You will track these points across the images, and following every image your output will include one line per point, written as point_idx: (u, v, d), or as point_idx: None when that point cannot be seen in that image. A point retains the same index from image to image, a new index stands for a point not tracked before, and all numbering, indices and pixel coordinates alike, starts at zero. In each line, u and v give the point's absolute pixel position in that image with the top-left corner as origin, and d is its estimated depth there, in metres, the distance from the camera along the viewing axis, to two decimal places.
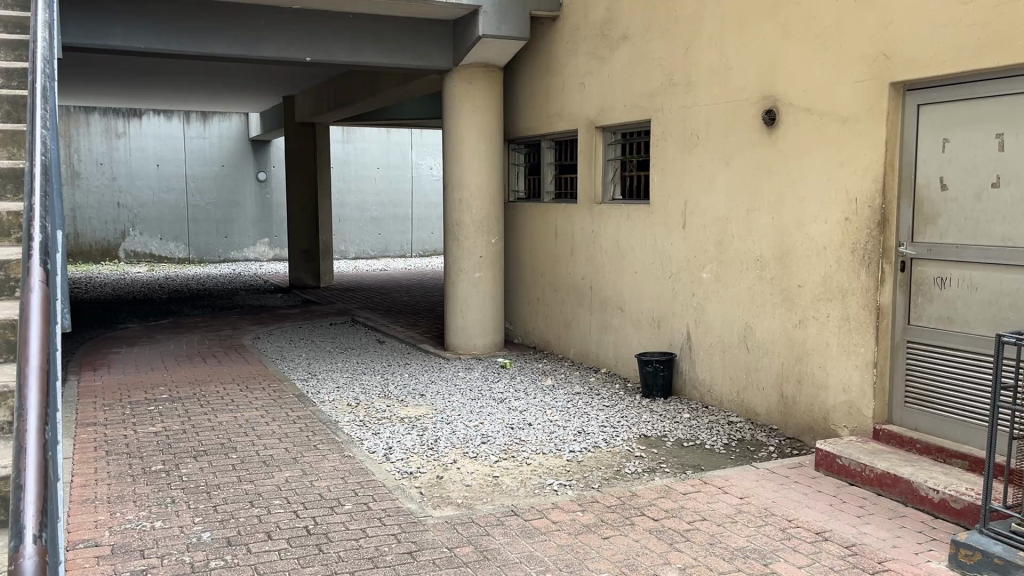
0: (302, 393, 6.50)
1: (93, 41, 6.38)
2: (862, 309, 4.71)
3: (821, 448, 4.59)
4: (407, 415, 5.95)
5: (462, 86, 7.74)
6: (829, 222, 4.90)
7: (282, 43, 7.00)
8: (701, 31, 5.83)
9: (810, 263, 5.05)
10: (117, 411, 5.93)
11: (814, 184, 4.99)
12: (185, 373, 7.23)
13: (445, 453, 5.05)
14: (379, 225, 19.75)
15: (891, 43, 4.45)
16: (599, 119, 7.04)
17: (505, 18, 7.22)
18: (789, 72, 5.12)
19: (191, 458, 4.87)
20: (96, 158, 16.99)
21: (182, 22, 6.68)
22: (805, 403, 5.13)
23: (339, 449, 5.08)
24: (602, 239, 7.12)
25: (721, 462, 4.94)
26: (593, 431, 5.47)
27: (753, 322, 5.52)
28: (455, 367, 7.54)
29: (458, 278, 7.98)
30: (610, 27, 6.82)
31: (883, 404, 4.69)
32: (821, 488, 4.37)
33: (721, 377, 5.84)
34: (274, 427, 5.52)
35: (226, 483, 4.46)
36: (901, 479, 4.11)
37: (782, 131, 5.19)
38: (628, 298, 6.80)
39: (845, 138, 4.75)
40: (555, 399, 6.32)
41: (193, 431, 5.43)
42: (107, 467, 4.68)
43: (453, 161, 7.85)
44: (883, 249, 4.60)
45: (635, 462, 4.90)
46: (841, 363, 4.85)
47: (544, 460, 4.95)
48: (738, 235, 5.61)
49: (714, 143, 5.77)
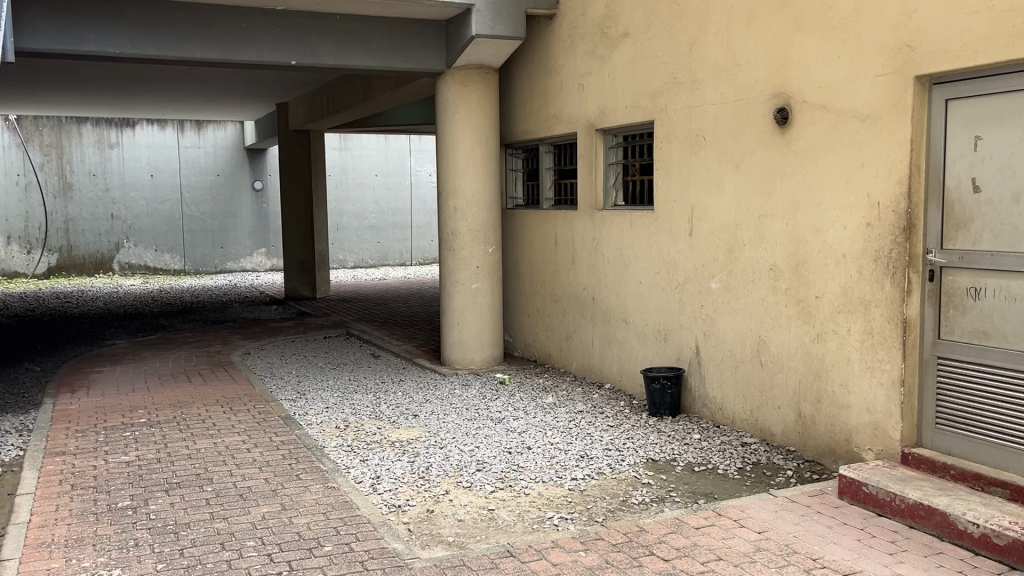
0: (288, 416, 6.14)
1: (64, 45, 6.03)
2: (886, 323, 4.34)
3: (844, 475, 4.21)
4: (398, 438, 5.58)
5: (456, 90, 7.38)
6: (849, 228, 4.53)
7: (266, 47, 6.64)
8: (706, 25, 5.46)
9: (828, 273, 4.68)
10: (89, 438, 5.56)
11: (830, 188, 4.62)
12: (168, 394, 6.86)
13: (437, 483, 4.67)
14: (378, 233, 19.39)
15: (915, 33, 4.09)
16: (599, 121, 6.68)
17: (500, 17, 6.87)
18: (802, 67, 4.76)
19: (162, 492, 4.50)
20: (88, 169, 16.68)
21: (159, 25, 6.32)
22: (826, 424, 4.74)
23: (322, 479, 4.71)
24: (605, 248, 6.74)
25: (735, 489, 4.56)
26: (597, 456, 5.10)
27: (768, 335, 5.14)
28: (450, 384, 7.17)
29: (454, 290, 7.62)
30: (609, 24, 6.46)
31: (912, 426, 4.31)
32: (847, 520, 3.98)
33: (734, 394, 5.46)
34: (255, 455, 5.15)
35: (197, 522, 4.09)
36: (936, 510, 3.73)
37: (796, 130, 4.82)
38: (632, 310, 6.43)
39: (867, 137, 4.38)
40: (556, 419, 5.95)
41: (168, 460, 5.07)
42: (69, 505, 4.31)
43: (448, 167, 7.49)
44: (909, 257, 4.23)
45: (643, 491, 4.52)
46: (864, 380, 4.48)
47: (543, 490, 4.57)
48: (750, 242, 5.24)
49: (722, 144, 5.40)
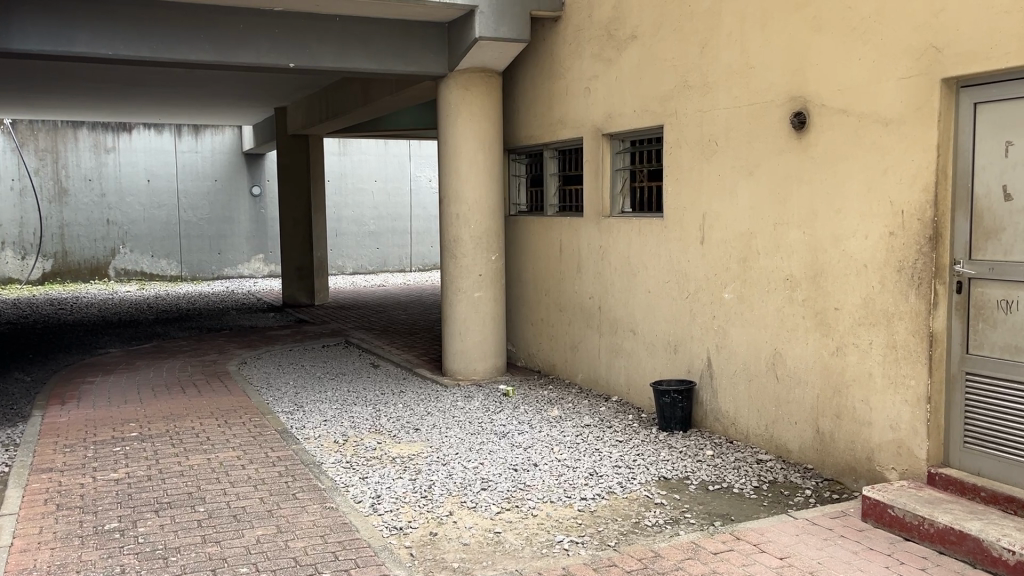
0: (285, 429, 5.93)
1: (55, 46, 5.84)
2: (911, 336, 4.14)
3: (868, 496, 4.01)
4: (398, 454, 5.37)
5: (459, 93, 7.19)
6: (871, 236, 4.33)
7: (264, 49, 6.45)
8: (719, 27, 5.28)
9: (848, 283, 4.48)
10: (78, 454, 5.36)
11: (851, 196, 4.43)
12: (161, 406, 6.65)
13: (439, 503, 4.46)
14: (377, 238, 19.20)
15: (942, 33, 3.90)
16: (606, 126, 6.49)
17: (504, 18, 6.68)
18: (820, 69, 4.57)
19: (152, 513, 4.29)
20: (84, 174, 16.48)
21: (153, 27, 6.13)
22: (846, 441, 4.55)
23: (320, 499, 4.51)
24: (611, 256, 6.56)
25: (753, 510, 4.36)
26: (606, 474, 4.89)
27: (784, 348, 4.95)
28: (453, 396, 6.96)
29: (456, 298, 7.42)
30: (617, 25, 6.28)
31: (938, 444, 4.12)
32: (874, 545, 3.78)
33: (748, 408, 5.26)
34: (250, 473, 4.94)
35: (188, 546, 3.88)
36: (968, 536, 3.54)
37: (814, 135, 4.63)
38: (641, 321, 6.23)
39: (890, 143, 4.19)
40: (562, 433, 5.74)
41: (159, 478, 4.86)
42: (54, 527, 4.11)
43: (451, 173, 7.30)
44: (936, 268, 4.03)
45: (656, 512, 4.32)
46: (887, 397, 4.29)
47: (552, 511, 4.37)
48: (765, 250, 5.04)
49: (736, 150, 5.21)
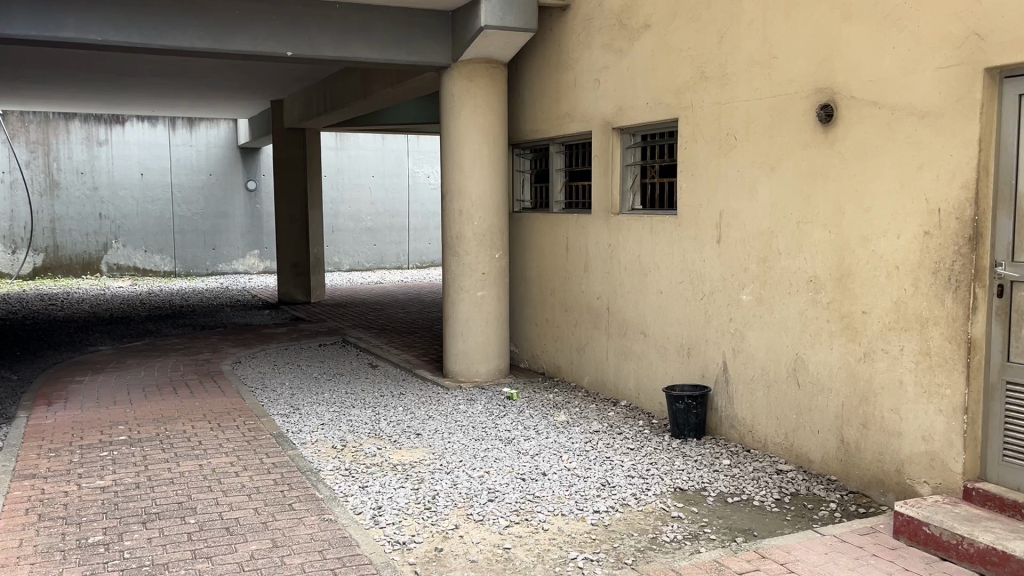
0: (281, 434, 5.68)
1: (42, 31, 5.57)
2: (947, 343, 3.90)
3: (900, 512, 3.78)
4: (400, 461, 5.13)
5: (463, 85, 6.93)
6: (903, 237, 4.10)
7: (261, 35, 6.18)
8: (739, 15, 5.03)
9: (878, 286, 4.25)
10: (63, 459, 5.10)
11: (883, 194, 4.19)
12: (151, 408, 6.39)
13: (444, 515, 4.22)
14: (374, 235, 18.92)
15: (985, 19, 3.66)
16: (616, 119, 6.25)
17: (510, 6, 6.42)
18: (851, 59, 4.32)
19: (139, 525, 4.04)
20: (76, 167, 16.17)
21: (144, 12, 5.85)
22: (873, 452, 4.31)
23: (319, 510, 4.25)
24: (620, 255, 6.31)
25: (776, 525, 4.12)
26: (619, 484, 4.65)
27: (806, 353, 4.71)
28: (455, 399, 6.71)
29: (458, 297, 7.17)
30: (629, 14, 6.03)
31: (975, 457, 3.88)
32: (909, 565, 3.54)
33: (767, 416, 5.03)
34: (245, 480, 4.69)
35: (177, 562, 3.63)
36: (1011, 557, 3.29)
37: (842, 130, 4.40)
38: (652, 322, 5.99)
39: (926, 138, 3.95)
40: (571, 440, 5.50)
41: (148, 486, 4.61)
42: (34, 540, 3.84)
43: (453, 167, 7.04)
44: (976, 270, 3.79)
45: (673, 527, 4.08)
46: (919, 406, 4.05)
47: (563, 524, 4.12)
48: (787, 251, 4.80)
49: (757, 144, 4.97)
